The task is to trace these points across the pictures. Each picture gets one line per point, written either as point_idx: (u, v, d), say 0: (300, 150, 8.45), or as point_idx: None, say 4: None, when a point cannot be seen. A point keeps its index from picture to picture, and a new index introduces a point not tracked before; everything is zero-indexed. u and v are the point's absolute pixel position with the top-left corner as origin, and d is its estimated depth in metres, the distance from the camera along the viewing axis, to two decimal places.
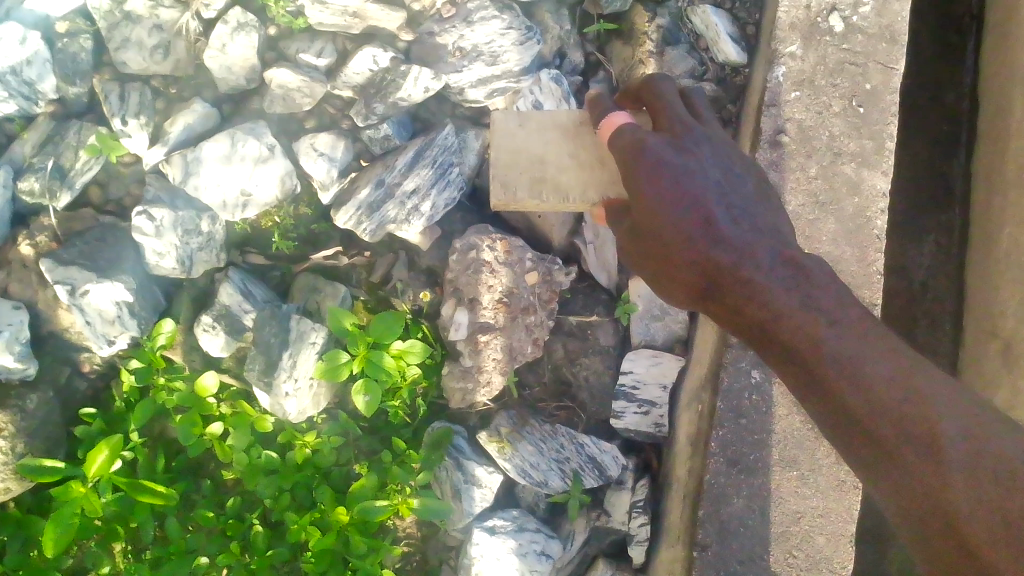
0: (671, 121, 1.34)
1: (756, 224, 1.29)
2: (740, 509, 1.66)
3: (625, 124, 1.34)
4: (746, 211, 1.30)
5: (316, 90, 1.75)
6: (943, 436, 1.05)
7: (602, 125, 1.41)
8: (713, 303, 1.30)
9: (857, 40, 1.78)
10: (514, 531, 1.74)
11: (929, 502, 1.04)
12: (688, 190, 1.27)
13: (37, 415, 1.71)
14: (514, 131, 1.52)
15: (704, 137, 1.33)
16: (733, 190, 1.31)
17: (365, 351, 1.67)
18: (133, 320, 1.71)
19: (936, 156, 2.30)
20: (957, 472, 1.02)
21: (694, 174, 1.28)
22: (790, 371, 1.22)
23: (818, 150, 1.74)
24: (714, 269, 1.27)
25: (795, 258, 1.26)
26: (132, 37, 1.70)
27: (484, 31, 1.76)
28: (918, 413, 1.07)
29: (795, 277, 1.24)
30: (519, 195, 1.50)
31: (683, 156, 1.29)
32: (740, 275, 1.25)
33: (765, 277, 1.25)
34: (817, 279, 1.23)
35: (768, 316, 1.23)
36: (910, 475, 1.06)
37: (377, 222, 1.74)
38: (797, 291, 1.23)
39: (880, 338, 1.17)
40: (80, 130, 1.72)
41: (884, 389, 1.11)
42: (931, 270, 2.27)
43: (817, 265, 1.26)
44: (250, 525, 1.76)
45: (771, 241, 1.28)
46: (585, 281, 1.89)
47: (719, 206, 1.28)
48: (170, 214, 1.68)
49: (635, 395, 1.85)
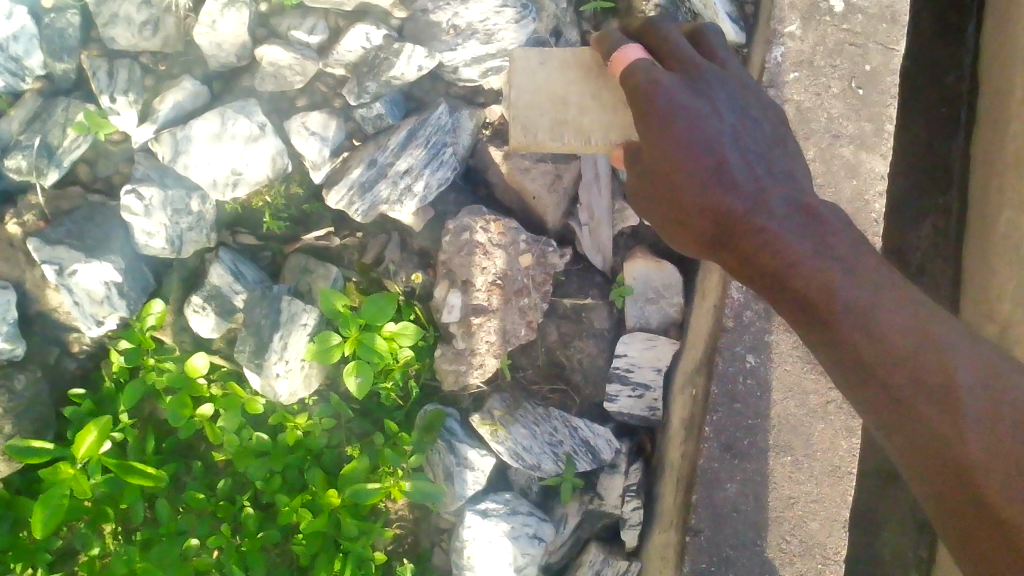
0: (684, 62, 1.32)
1: (770, 167, 1.28)
2: (733, 494, 1.65)
3: (640, 61, 1.29)
4: (760, 155, 1.29)
5: (307, 67, 1.72)
6: (959, 388, 1.04)
7: (613, 59, 1.35)
8: (723, 251, 1.28)
9: (857, 21, 1.76)
10: (507, 514, 1.73)
11: (944, 453, 1.04)
12: (700, 136, 1.25)
13: (25, 396, 1.69)
14: (535, 71, 1.47)
15: (718, 78, 1.31)
16: (747, 133, 1.30)
17: (358, 333, 1.65)
18: (122, 301, 1.69)
19: (935, 138, 2.28)
20: (973, 422, 1.02)
21: (707, 118, 1.26)
22: (801, 320, 1.20)
23: (817, 132, 1.71)
24: (725, 216, 1.25)
25: (808, 206, 1.24)
26: (120, 13, 1.66)
27: (479, 9, 1.74)
28: (935, 363, 1.07)
29: (809, 225, 1.22)
30: (539, 134, 1.46)
31: (697, 99, 1.27)
32: (749, 222, 1.23)
33: (778, 224, 1.23)
34: (831, 227, 1.21)
35: (782, 265, 1.20)
36: (921, 424, 1.06)
37: (369, 203, 1.72)
38: (810, 238, 1.21)
39: (895, 287, 1.15)
40: (68, 106, 1.69)
41: (899, 339, 1.09)
42: (928, 254, 2.26)
43: (831, 213, 1.23)
44: (241, 507, 1.75)
45: (786, 188, 1.26)
46: (579, 263, 1.87)
47: (734, 151, 1.27)
48: (159, 193, 1.66)
49: (629, 378, 1.83)
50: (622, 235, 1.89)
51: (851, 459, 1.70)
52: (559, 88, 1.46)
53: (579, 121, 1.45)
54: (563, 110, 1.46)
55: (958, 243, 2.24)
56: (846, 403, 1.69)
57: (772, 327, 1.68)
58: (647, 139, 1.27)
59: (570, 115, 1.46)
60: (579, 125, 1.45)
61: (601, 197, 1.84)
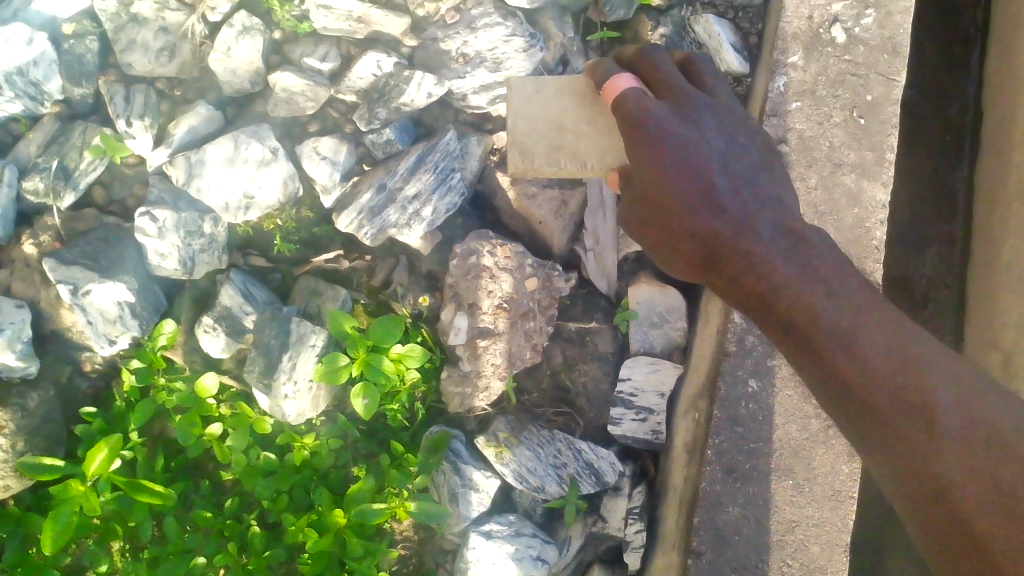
0: (673, 90, 1.35)
1: (757, 193, 1.33)
2: (735, 517, 1.66)
3: (630, 91, 1.34)
4: (747, 180, 1.33)
5: (320, 93, 1.77)
6: (936, 406, 1.07)
7: (605, 87, 1.40)
8: (712, 273, 1.33)
9: (858, 52, 1.78)
10: (511, 535, 1.75)
11: (922, 470, 1.06)
12: (689, 162, 1.29)
13: (38, 414, 1.72)
14: (531, 98, 1.51)
15: (707, 106, 1.35)
16: (735, 159, 1.34)
17: (365, 355, 1.67)
18: (134, 321, 1.72)
19: (939, 167, 2.31)
20: (949, 441, 1.05)
21: (696, 145, 1.30)
22: (787, 342, 1.22)
23: (818, 160, 1.74)
24: (714, 240, 1.30)
25: (795, 229, 1.29)
26: (137, 40, 1.73)
27: (488, 38, 1.78)
28: (913, 383, 1.09)
29: (794, 246, 1.27)
30: (536, 160, 1.48)
31: (686, 125, 1.31)
32: (738, 246, 1.28)
33: (764, 246, 1.27)
34: (816, 251, 1.26)
35: (767, 286, 1.25)
36: (900, 442, 1.09)
37: (378, 226, 1.75)
38: (795, 259, 1.25)
39: (878, 309, 1.17)
40: (86, 130, 1.75)
41: (880, 359, 1.12)
42: (932, 281, 2.28)
43: (816, 235, 1.28)
44: (248, 526, 1.77)
45: (772, 213, 1.31)
46: (585, 287, 1.89)
47: (722, 177, 1.31)
48: (173, 215, 1.69)
49: (633, 402, 1.84)
50: (627, 260, 1.91)
51: (852, 484, 1.71)
52: (556, 114, 1.50)
53: (579, 149, 1.48)
54: (567, 138, 1.49)
55: (962, 271, 2.26)
56: None
57: (774, 352, 1.70)
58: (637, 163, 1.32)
59: (567, 143, 1.49)
60: (576, 150, 1.48)
61: (606, 222, 1.86)
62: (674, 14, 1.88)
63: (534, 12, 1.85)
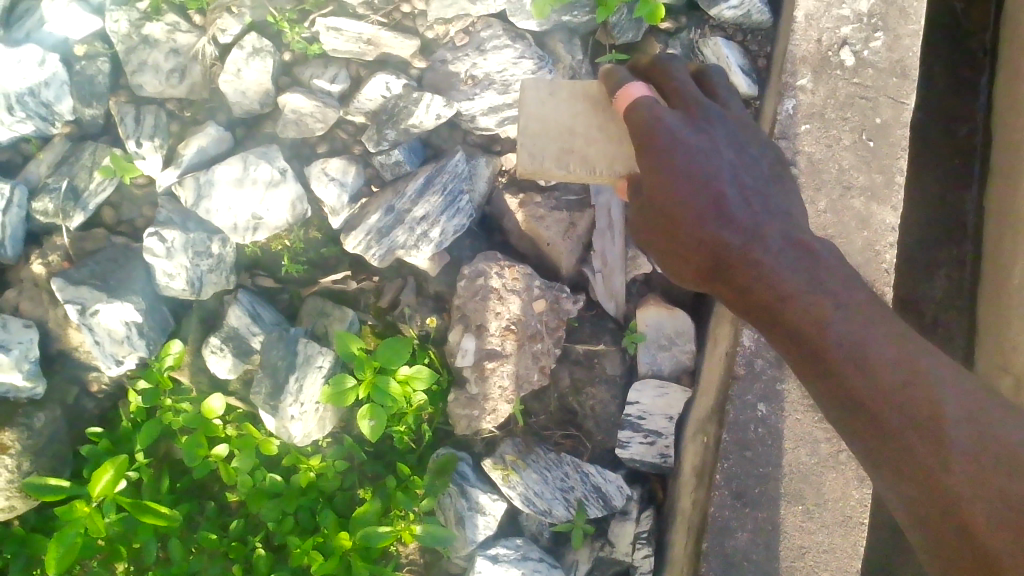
0: (688, 101, 1.34)
1: (766, 203, 1.30)
2: (744, 543, 1.63)
3: (644, 98, 1.33)
4: (757, 190, 1.31)
5: (328, 115, 1.78)
6: (946, 420, 1.07)
7: (618, 96, 1.39)
8: (719, 284, 1.29)
9: (868, 74, 1.77)
10: (517, 559, 1.74)
11: (930, 484, 1.07)
12: (700, 169, 1.27)
13: (44, 434, 1.71)
14: (545, 99, 1.49)
15: (719, 117, 1.34)
16: (746, 169, 1.32)
17: (372, 376, 1.67)
18: (142, 340, 1.72)
19: (948, 190, 2.30)
20: (961, 455, 1.05)
21: (707, 153, 1.29)
22: (795, 352, 1.22)
23: (827, 183, 1.73)
24: (721, 250, 1.26)
25: (803, 241, 1.26)
26: (148, 61, 1.75)
27: (497, 60, 1.79)
28: (922, 397, 1.09)
29: (803, 258, 1.24)
30: (546, 162, 1.47)
31: (698, 135, 1.29)
32: (748, 257, 1.25)
33: (773, 258, 1.24)
34: (827, 262, 1.23)
35: (775, 297, 1.22)
36: (910, 457, 1.09)
37: (386, 247, 1.75)
38: (804, 272, 1.23)
39: (886, 322, 1.17)
40: (95, 150, 1.76)
41: (888, 373, 1.12)
42: (942, 303, 2.27)
43: (824, 247, 1.26)
44: (253, 548, 1.76)
45: (783, 224, 1.27)
46: (593, 309, 1.88)
47: (732, 186, 1.29)
48: (181, 235, 1.69)
49: (641, 425, 1.83)
50: (635, 282, 1.90)
51: (862, 509, 1.68)
52: (568, 119, 1.48)
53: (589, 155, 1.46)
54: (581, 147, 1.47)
55: (972, 293, 2.25)
56: None
57: (784, 375, 1.68)
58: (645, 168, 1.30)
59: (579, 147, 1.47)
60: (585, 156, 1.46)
61: (614, 244, 1.85)
62: (683, 36, 1.87)
63: (542, 35, 1.85)
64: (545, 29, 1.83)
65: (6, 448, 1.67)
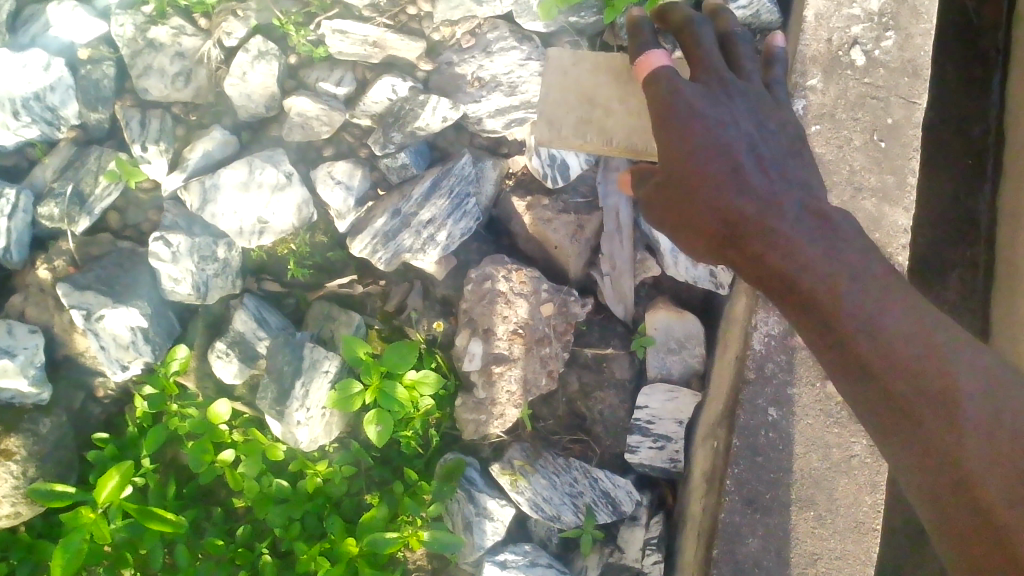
0: (708, 71, 1.35)
1: (784, 173, 1.29)
2: (755, 549, 1.60)
3: (664, 69, 1.34)
4: (775, 161, 1.30)
5: (335, 118, 1.77)
6: (959, 390, 1.05)
7: (638, 63, 1.40)
8: (731, 253, 1.28)
9: (879, 74, 1.73)
10: (525, 566, 1.72)
11: (942, 455, 1.04)
12: (715, 139, 1.28)
13: (49, 439, 1.70)
14: (566, 68, 1.55)
15: (738, 89, 1.34)
16: (764, 142, 1.32)
17: (378, 382, 1.65)
18: (147, 345, 1.70)
19: (962, 190, 2.27)
20: (972, 427, 1.03)
21: (722, 125, 1.29)
22: (806, 320, 1.20)
23: (838, 185, 1.69)
24: (736, 217, 1.26)
25: (820, 211, 1.25)
26: (154, 65, 1.74)
27: (504, 62, 1.77)
28: (935, 367, 1.07)
29: (818, 227, 1.23)
30: (563, 131, 1.54)
31: (715, 107, 1.30)
32: (762, 225, 1.24)
33: (788, 225, 1.23)
34: (843, 233, 1.22)
35: (788, 263, 1.21)
36: (920, 427, 1.07)
37: (392, 250, 1.73)
38: (818, 240, 1.22)
39: (901, 293, 1.15)
40: (102, 155, 1.75)
41: (902, 343, 1.10)
42: (955, 306, 2.25)
43: (840, 218, 1.25)
44: (259, 554, 1.75)
45: (799, 194, 1.27)
46: (601, 313, 1.86)
47: (748, 156, 1.28)
48: (187, 240, 1.69)
49: (650, 430, 1.81)
50: (643, 285, 1.88)
51: (876, 515, 1.63)
52: (589, 88, 1.54)
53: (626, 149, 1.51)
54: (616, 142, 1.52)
55: (985, 295, 2.23)
56: (870, 457, 1.63)
57: (795, 379, 1.63)
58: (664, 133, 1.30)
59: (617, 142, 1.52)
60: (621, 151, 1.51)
61: (623, 247, 1.82)
62: None
63: (550, 36, 1.83)
64: (550, 30, 1.82)
65: (12, 455, 1.66)
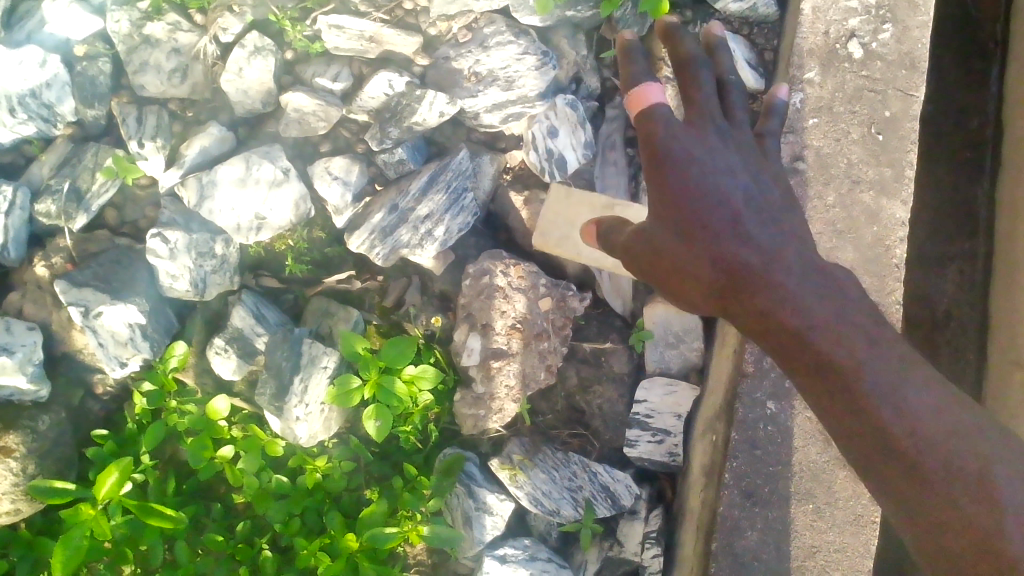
0: (701, 113, 1.30)
1: (785, 227, 1.22)
2: (754, 543, 1.60)
3: (659, 107, 1.30)
4: (776, 214, 1.24)
5: (331, 114, 1.76)
6: (993, 472, 1.01)
7: (632, 95, 1.36)
8: (732, 308, 1.21)
9: (876, 67, 1.73)
10: (525, 560, 1.72)
11: (974, 540, 1.00)
12: (716, 191, 1.22)
13: (48, 436, 1.70)
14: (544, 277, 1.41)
15: (726, 131, 1.29)
16: (762, 193, 1.25)
17: (377, 377, 1.65)
18: (146, 342, 1.70)
19: (960, 183, 2.27)
20: (1007, 509, 0.99)
21: (720, 175, 1.24)
22: (816, 385, 1.14)
23: (837, 177, 1.68)
24: (741, 272, 1.19)
25: (825, 269, 1.19)
26: (150, 61, 1.73)
27: (501, 56, 1.76)
28: (965, 444, 1.03)
29: (824, 286, 1.17)
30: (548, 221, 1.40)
31: (712, 154, 1.24)
32: (763, 278, 1.18)
33: (796, 283, 1.17)
34: (850, 294, 1.16)
35: (799, 322, 1.14)
36: (949, 508, 1.01)
37: (390, 245, 1.73)
38: (829, 301, 1.15)
39: (917, 362, 1.10)
40: (98, 152, 1.75)
41: (928, 416, 1.05)
42: (954, 298, 2.25)
43: (846, 277, 1.19)
44: (259, 550, 1.75)
45: (803, 250, 1.21)
46: (600, 307, 1.87)
47: (748, 209, 1.22)
48: (185, 236, 1.69)
49: (649, 424, 1.81)
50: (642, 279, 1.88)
51: (874, 507, 1.64)
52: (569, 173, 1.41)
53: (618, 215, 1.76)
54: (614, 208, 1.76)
55: (984, 288, 2.23)
56: None
57: None
58: (657, 182, 1.27)
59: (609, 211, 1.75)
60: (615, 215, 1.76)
61: None
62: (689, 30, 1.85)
63: (546, 30, 1.83)
64: (547, 24, 1.81)
65: (11, 452, 1.66)
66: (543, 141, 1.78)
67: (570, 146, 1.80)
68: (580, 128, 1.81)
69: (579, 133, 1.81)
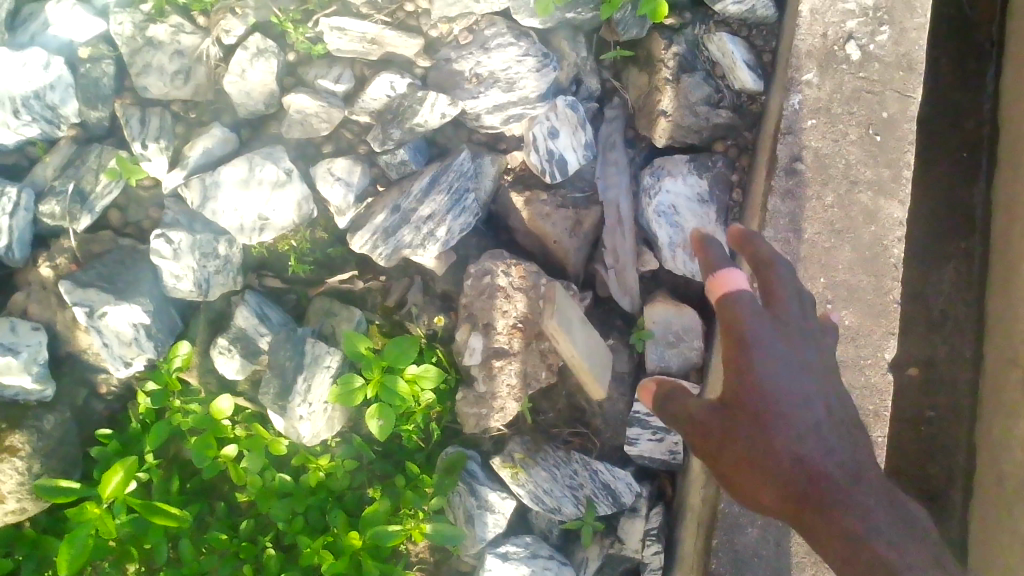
0: (788, 315, 1.28)
1: (854, 435, 1.25)
2: (754, 539, 1.62)
3: (749, 296, 1.27)
4: (847, 426, 1.26)
5: (333, 115, 1.78)
6: None
7: (714, 276, 1.31)
8: (792, 506, 1.23)
9: (874, 69, 1.73)
10: (528, 557, 1.75)
11: None
12: (803, 430, 1.23)
13: (54, 435, 1.71)
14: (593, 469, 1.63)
15: (809, 337, 1.29)
16: (840, 415, 1.26)
17: (379, 375, 1.67)
18: (150, 342, 1.72)
19: (956, 183, 2.30)
20: None
21: (806, 405, 1.23)
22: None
23: (834, 178, 1.69)
24: (816, 491, 1.21)
25: (895, 504, 1.23)
26: (153, 63, 1.75)
27: (501, 58, 1.78)
28: None
29: (897, 524, 1.21)
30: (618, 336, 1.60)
31: (796, 375, 1.24)
32: (845, 500, 1.20)
33: (868, 526, 1.19)
34: (913, 537, 1.21)
35: (865, 540, 1.18)
36: None
37: (393, 246, 1.74)
38: (895, 540, 1.19)
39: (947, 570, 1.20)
40: (101, 153, 1.77)
41: None
42: (951, 297, 2.27)
43: (901, 501, 1.25)
44: (263, 548, 1.77)
45: (879, 487, 1.23)
46: (602, 307, 1.89)
47: (835, 461, 1.22)
48: (188, 236, 1.70)
49: (649, 423, 1.81)
50: (642, 278, 1.90)
51: None
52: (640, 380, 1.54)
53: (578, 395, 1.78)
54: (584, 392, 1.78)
55: (980, 286, 2.25)
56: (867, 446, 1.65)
57: None
58: (748, 421, 1.23)
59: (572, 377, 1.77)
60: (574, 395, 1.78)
61: (625, 240, 1.85)
62: (688, 32, 1.85)
63: (547, 32, 1.84)
64: (548, 26, 1.82)
65: (16, 451, 1.67)
66: (543, 142, 1.79)
67: (570, 147, 1.81)
68: (582, 129, 1.82)
69: (580, 134, 1.81)
